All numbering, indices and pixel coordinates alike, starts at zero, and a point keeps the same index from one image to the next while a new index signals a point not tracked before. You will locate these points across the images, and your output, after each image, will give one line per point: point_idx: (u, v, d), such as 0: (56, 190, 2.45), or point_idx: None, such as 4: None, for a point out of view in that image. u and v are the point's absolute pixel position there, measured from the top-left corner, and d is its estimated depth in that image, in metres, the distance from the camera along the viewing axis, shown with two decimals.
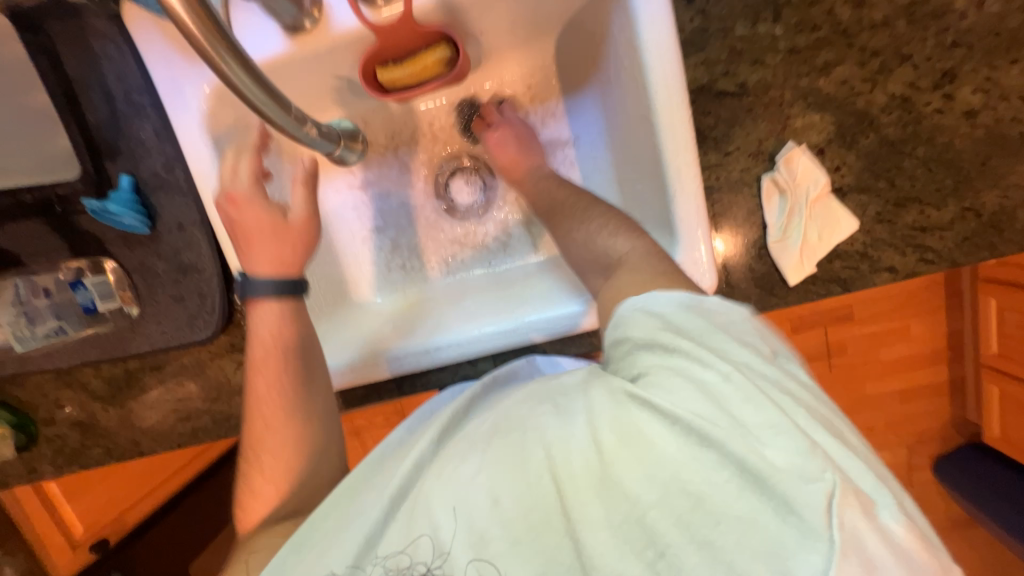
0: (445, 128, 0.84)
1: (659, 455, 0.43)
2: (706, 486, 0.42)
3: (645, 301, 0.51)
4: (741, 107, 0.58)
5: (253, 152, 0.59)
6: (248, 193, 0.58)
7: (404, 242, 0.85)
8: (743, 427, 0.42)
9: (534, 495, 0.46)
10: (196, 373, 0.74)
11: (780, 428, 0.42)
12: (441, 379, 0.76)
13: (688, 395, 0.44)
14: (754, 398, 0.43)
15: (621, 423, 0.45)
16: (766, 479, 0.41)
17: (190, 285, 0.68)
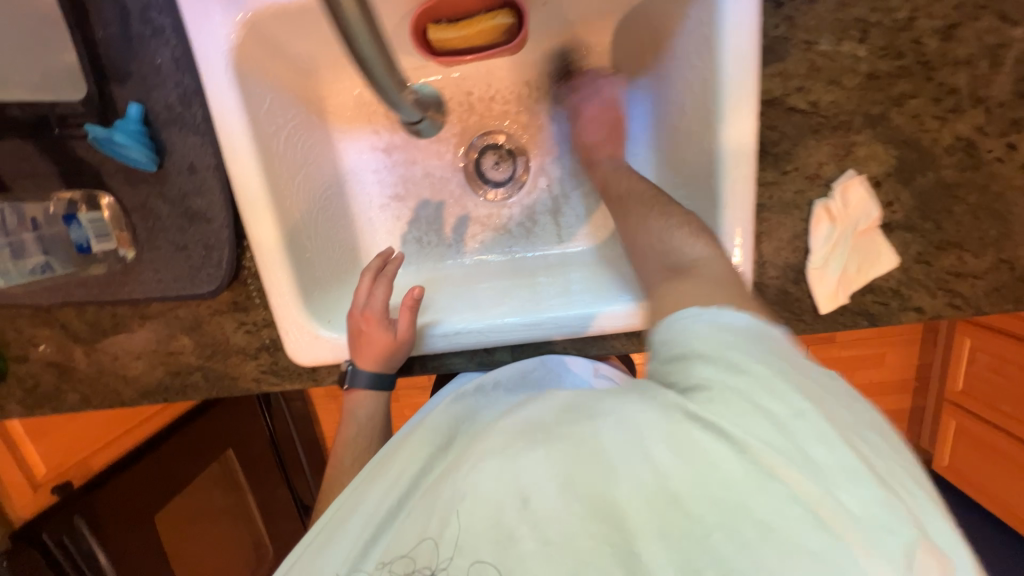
0: (482, 99, 0.78)
1: (716, 480, 0.35)
2: (773, 523, 0.34)
3: (703, 312, 0.43)
4: (809, 127, 0.56)
5: (388, 279, 0.65)
6: (377, 317, 0.64)
7: (423, 214, 0.81)
8: (818, 464, 0.34)
9: (561, 502, 0.38)
10: (190, 328, 0.69)
11: (858, 472, 0.34)
12: (452, 364, 0.72)
13: (758, 420, 0.36)
14: (831, 435, 0.35)
15: (685, 446, 0.37)
16: (838, 525, 0.33)
17: (195, 234, 0.63)
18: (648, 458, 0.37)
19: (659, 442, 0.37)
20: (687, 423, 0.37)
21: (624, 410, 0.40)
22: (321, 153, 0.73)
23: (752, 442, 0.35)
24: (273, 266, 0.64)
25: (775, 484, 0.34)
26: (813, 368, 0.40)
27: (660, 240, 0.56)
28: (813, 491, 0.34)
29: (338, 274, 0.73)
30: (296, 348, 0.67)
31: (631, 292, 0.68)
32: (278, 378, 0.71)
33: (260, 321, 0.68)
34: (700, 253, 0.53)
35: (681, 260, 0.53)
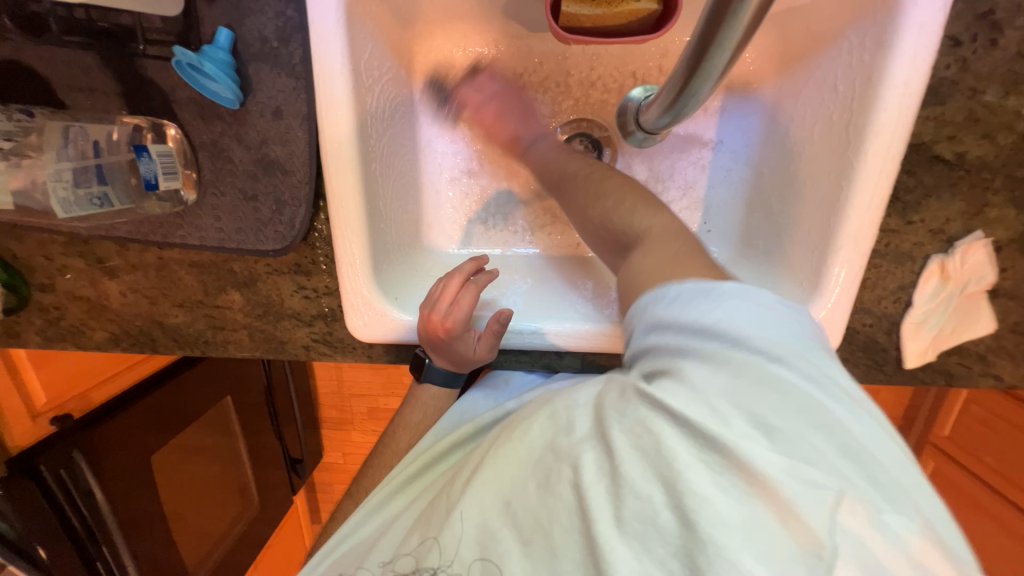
0: (581, 83, 0.72)
1: (657, 458, 0.35)
2: (711, 494, 0.33)
3: (670, 286, 0.42)
4: (947, 179, 0.54)
5: (478, 288, 0.60)
6: (459, 327, 0.58)
7: (494, 196, 0.74)
8: (750, 433, 0.33)
9: (535, 495, 0.41)
10: (243, 284, 0.64)
11: (790, 439, 0.33)
12: (515, 364, 0.66)
13: (689, 396, 0.35)
14: (761, 400, 0.34)
15: (636, 432, 0.36)
16: (769, 490, 0.32)
17: (268, 185, 0.58)
18: (606, 446, 0.38)
19: (614, 424, 0.38)
20: (637, 401, 0.37)
21: (586, 403, 0.41)
22: (403, 113, 0.67)
23: (684, 414, 0.35)
24: (348, 232, 0.59)
25: (709, 458, 0.34)
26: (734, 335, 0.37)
27: (605, 220, 0.54)
28: (744, 457, 0.33)
29: (403, 248, 0.68)
30: (357, 323, 0.62)
31: (597, 314, 0.62)
32: (330, 350, 0.66)
33: (321, 288, 0.63)
34: (647, 224, 0.51)
35: (633, 234, 0.51)
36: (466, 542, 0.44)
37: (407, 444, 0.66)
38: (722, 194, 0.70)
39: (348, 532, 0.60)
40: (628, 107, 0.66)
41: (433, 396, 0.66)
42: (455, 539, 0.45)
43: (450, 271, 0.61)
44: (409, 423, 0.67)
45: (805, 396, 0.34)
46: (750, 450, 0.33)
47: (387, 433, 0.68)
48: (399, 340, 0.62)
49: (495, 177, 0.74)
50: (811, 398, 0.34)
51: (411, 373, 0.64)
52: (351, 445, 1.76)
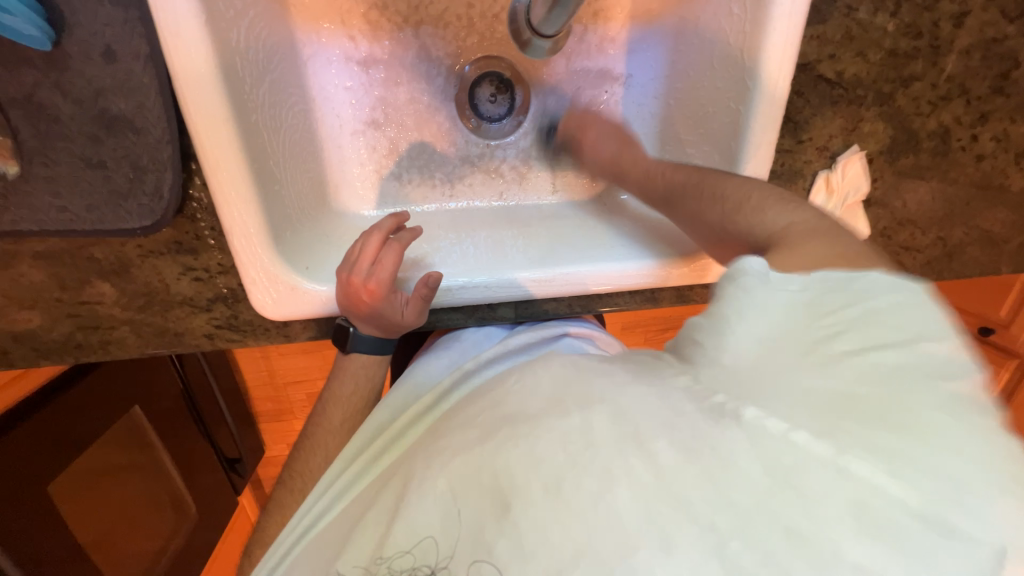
0: (484, 15, 0.66)
1: (733, 481, 0.31)
2: (806, 527, 0.29)
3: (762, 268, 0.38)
4: (830, 97, 0.58)
5: (400, 246, 0.55)
6: (384, 288, 0.54)
7: (405, 148, 0.68)
8: (861, 457, 0.29)
9: (539, 486, 0.36)
10: (112, 272, 0.54)
11: (908, 458, 0.29)
12: (448, 321, 0.63)
13: (788, 408, 0.32)
14: (874, 413, 0.30)
15: (713, 452, 0.32)
16: (875, 522, 0.29)
17: (117, 148, 0.48)
18: (644, 451, 0.34)
19: (659, 436, 0.34)
20: (695, 414, 0.34)
21: (612, 400, 0.37)
22: (282, 56, 0.58)
23: (781, 430, 0.31)
24: (234, 198, 0.51)
25: (800, 484, 0.30)
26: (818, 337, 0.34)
27: (736, 218, 0.48)
28: (855, 482, 0.29)
29: (308, 213, 0.61)
30: (264, 301, 0.55)
31: (649, 250, 0.61)
32: (239, 335, 0.59)
33: (214, 267, 0.55)
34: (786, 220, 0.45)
35: (763, 233, 0.46)
36: (463, 540, 0.38)
37: (338, 422, 0.60)
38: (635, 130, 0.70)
39: (304, 525, 0.51)
40: (519, 13, 0.65)
41: (363, 364, 0.60)
42: (451, 533, 0.39)
43: (367, 229, 0.55)
44: (334, 399, 0.61)
45: (921, 412, 0.30)
46: (860, 469, 0.29)
47: (317, 410, 0.62)
48: (315, 314, 0.57)
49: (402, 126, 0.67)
50: (933, 412, 0.30)
51: (337, 347, 0.59)
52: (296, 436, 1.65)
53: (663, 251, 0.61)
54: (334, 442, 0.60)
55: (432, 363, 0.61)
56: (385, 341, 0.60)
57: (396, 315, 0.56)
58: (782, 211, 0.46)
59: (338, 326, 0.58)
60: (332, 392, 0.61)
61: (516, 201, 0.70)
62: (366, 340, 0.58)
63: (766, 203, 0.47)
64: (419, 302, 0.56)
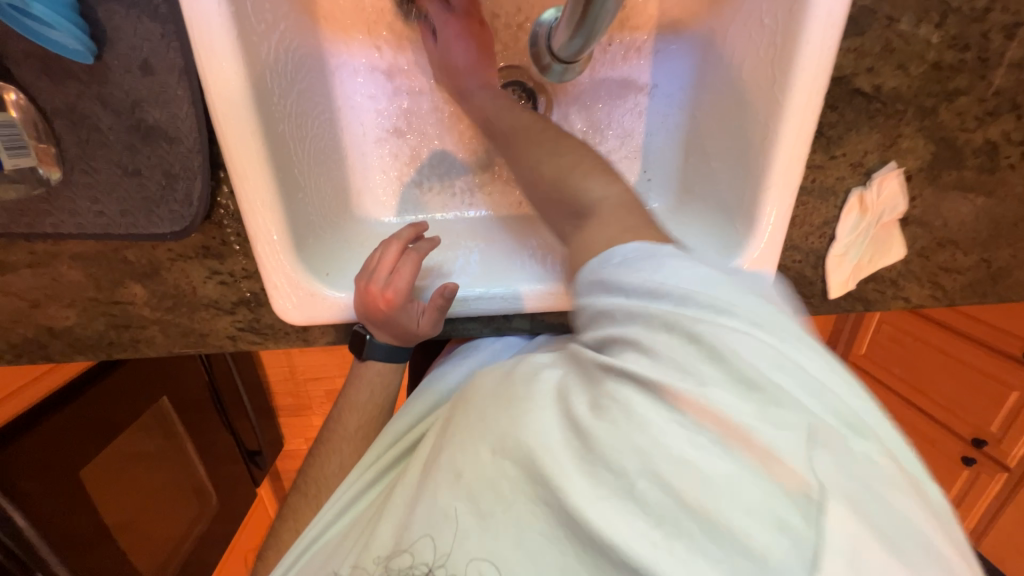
0: (508, 25, 0.66)
1: (635, 428, 0.32)
2: (691, 455, 0.31)
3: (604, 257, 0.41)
4: (866, 112, 0.55)
5: (419, 256, 0.55)
6: (401, 298, 0.54)
7: (426, 156, 0.69)
8: (722, 388, 0.32)
9: (491, 469, 0.37)
10: (143, 274, 0.56)
11: (773, 395, 0.31)
12: (465, 331, 0.63)
13: (653, 356, 0.34)
14: (723, 352, 0.32)
15: (609, 407, 0.34)
16: (749, 442, 0.30)
17: (151, 157, 0.50)
18: (568, 415, 0.35)
19: (578, 396, 0.36)
20: (601, 373, 0.36)
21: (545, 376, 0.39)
22: (309, 66, 0.59)
23: (654, 375, 0.33)
24: (258, 205, 0.52)
25: (681, 411, 0.32)
26: (662, 289, 0.36)
27: (558, 188, 0.51)
28: (718, 409, 0.31)
29: (329, 219, 0.62)
30: (285, 306, 0.56)
31: None
32: (259, 338, 0.60)
33: (239, 271, 0.57)
34: (601, 193, 0.48)
35: (583, 204, 0.49)
36: (442, 530, 0.37)
37: (354, 428, 0.61)
38: (659, 141, 0.69)
39: (319, 529, 0.53)
40: (540, 34, 0.64)
41: (378, 372, 0.61)
42: (451, 530, 0.37)
43: (388, 239, 0.56)
44: (350, 405, 0.62)
45: (793, 358, 0.32)
46: (720, 397, 0.31)
47: (333, 416, 0.63)
48: (333, 320, 0.57)
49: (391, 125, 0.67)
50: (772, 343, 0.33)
51: (355, 354, 0.60)
52: (314, 431, 1.68)
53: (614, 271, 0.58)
54: (349, 448, 0.60)
55: (451, 367, 0.61)
56: (401, 349, 0.60)
57: (413, 323, 0.57)
58: (595, 182, 0.49)
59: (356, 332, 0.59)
60: (349, 397, 0.62)
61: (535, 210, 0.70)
62: (383, 347, 0.59)
63: (584, 173, 0.50)
64: (437, 311, 0.56)
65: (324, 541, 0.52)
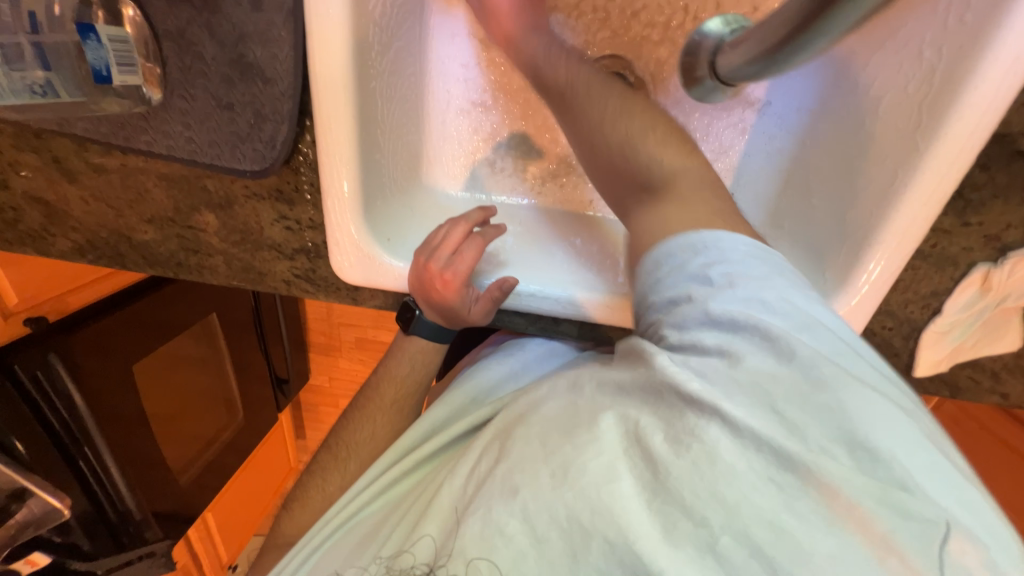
0: (622, 10, 0.61)
1: (718, 476, 0.30)
2: (790, 521, 0.28)
3: (701, 247, 0.36)
4: (1022, 180, 0.48)
5: (483, 242, 0.54)
6: (459, 281, 0.53)
7: (506, 137, 0.66)
8: (826, 452, 0.28)
9: (551, 490, 0.35)
10: (218, 206, 0.58)
11: (895, 479, 0.28)
12: (510, 323, 0.62)
13: (754, 396, 0.30)
14: (830, 408, 0.29)
15: (694, 445, 0.31)
16: (850, 513, 0.28)
17: (245, 94, 0.51)
18: (642, 448, 0.33)
19: (652, 429, 0.33)
20: (679, 404, 0.32)
21: (618, 401, 0.36)
22: (411, 23, 0.57)
23: (756, 427, 0.29)
24: (338, 160, 0.51)
25: (783, 475, 0.29)
26: (767, 308, 0.32)
27: (624, 146, 0.45)
28: (827, 479, 0.28)
29: (400, 184, 0.61)
30: (343, 264, 0.56)
31: None
32: (312, 288, 0.61)
33: (305, 221, 0.57)
34: (675, 164, 0.43)
35: (655, 175, 0.43)
36: (497, 544, 0.37)
37: (389, 399, 0.62)
38: (760, 165, 0.63)
39: (352, 508, 0.55)
40: (702, 45, 0.57)
41: (422, 349, 0.61)
42: (480, 528, 0.38)
43: (455, 218, 0.55)
44: (386, 376, 0.62)
45: (913, 438, 0.29)
46: (831, 469, 0.28)
47: (373, 382, 0.64)
48: (385, 287, 0.57)
49: (477, 128, 0.65)
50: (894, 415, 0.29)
51: (399, 324, 0.60)
52: (338, 373, 1.75)
53: None
54: (381, 417, 0.62)
55: (493, 367, 0.59)
56: (445, 331, 0.60)
57: (463, 306, 0.55)
58: (669, 150, 0.44)
59: (405, 304, 0.59)
60: (386, 367, 0.63)
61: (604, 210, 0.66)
62: (429, 325, 0.58)
63: (657, 139, 0.44)
64: (490, 300, 0.54)
65: (358, 520, 0.55)
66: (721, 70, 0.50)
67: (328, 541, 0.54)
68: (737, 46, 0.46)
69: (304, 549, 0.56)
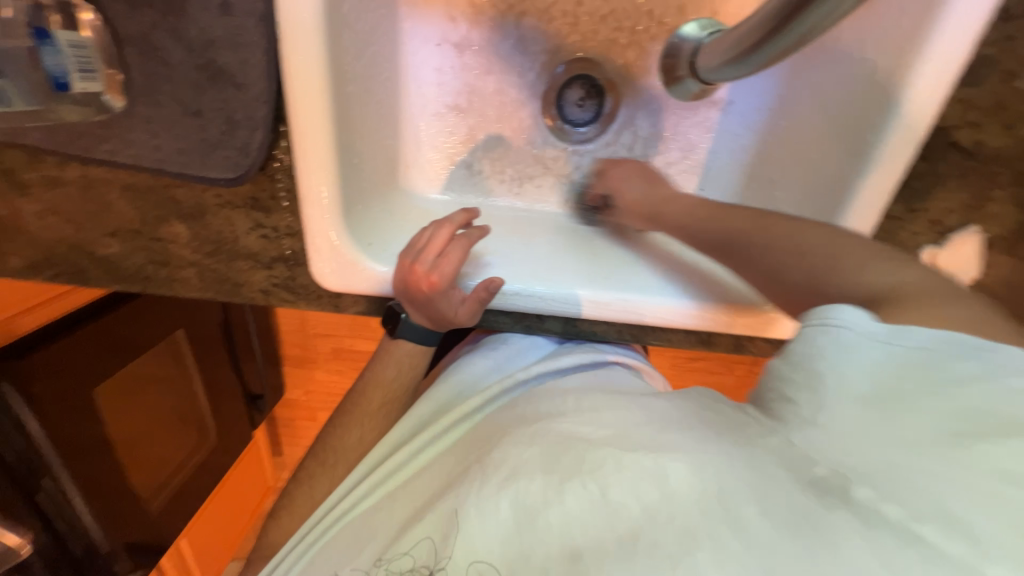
0: (591, 15, 0.63)
1: (793, 518, 0.33)
2: (876, 572, 0.29)
3: (834, 314, 0.36)
4: (958, 168, 0.52)
5: (469, 243, 0.54)
6: (445, 282, 0.53)
7: (483, 139, 0.66)
8: (915, 510, 0.30)
9: (591, 506, 0.39)
10: (189, 215, 0.56)
11: (992, 543, 0.27)
12: (494, 323, 0.61)
13: (857, 457, 0.32)
14: (930, 471, 0.30)
15: (780, 493, 0.34)
16: (941, 573, 0.28)
17: (216, 99, 0.50)
18: (713, 488, 0.36)
19: (726, 473, 0.36)
20: (769, 459, 0.36)
21: (677, 442, 0.40)
22: (384, 28, 0.57)
23: (840, 476, 0.33)
24: (315, 166, 0.51)
25: (864, 524, 0.31)
26: (892, 376, 0.33)
27: (828, 274, 0.42)
28: (915, 535, 0.29)
29: (379, 188, 0.61)
30: (324, 270, 0.55)
31: (689, 290, 0.57)
32: (292, 297, 0.59)
33: (283, 227, 0.56)
34: (897, 280, 0.38)
35: (863, 289, 0.39)
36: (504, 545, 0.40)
37: (375, 404, 0.61)
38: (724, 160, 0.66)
39: (342, 511, 0.55)
40: (680, 46, 0.61)
41: (406, 352, 0.61)
42: (486, 533, 0.41)
43: (438, 221, 0.55)
44: (371, 381, 0.62)
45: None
46: (921, 527, 0.29)
47: (357, 388, 0.63)
48: (367, 291, 0.56)
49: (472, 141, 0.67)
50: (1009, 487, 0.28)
51: (385, 328, 0.59)
52: (314, 385, 1.70)
53: (703, 293, 0.57)
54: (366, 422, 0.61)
55: (480, 363, 0.61)
56: (431, 333, 0.60)
57: (449, 307, 0.55)
58: (879, 266, 0.40)
59: (388, 308, 0.58)
60: (371, 372, 0.62)
61: (580, 209, 0.68)
62: (414, 328, 0.58)
63: (862, 260, 0.40)
64: (478, 301, 0.55)
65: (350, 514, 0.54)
66: (702, 70, 0.53)
67: (316, 549, 0.53)
68: (720, 45, 0.48)
69: (288, 557, 0.54)
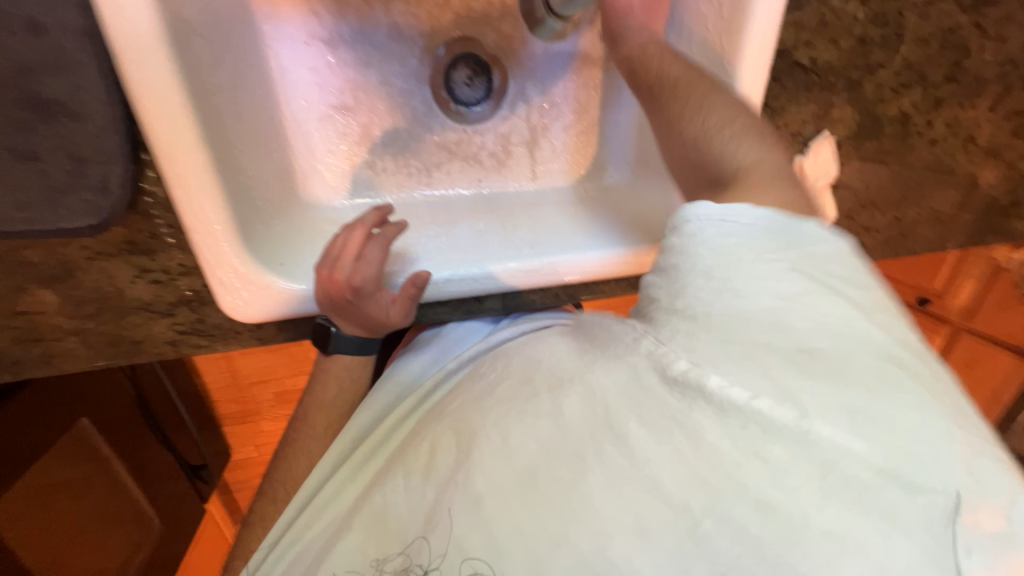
0: None
1: (693, 450, 0.33)
2: (759, 481, 0.32)
3: (702, 219, 0.38)
4: (804, 84, 0.60)
5: (386, 241, 0.52)
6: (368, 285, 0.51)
7: (378, 134, 0.64)
8: (823, 418, 0.31)
9: (511, 477, 0.37)
10: (56, 278, 0.48)
11: (873, 423, 0.31)
12: (434, 316, 0.61)
13: (746, 369, 0.32)
14: (815, 369, 0.32)
15: (678, 423, 0.34)
16: (830, 468, 0.31)
17: (52, 137, 0.43)
18: (615, 432, 0.35)
19: (627, 417, 0.35)
20: (662, 386, 0.35)
21: (583, 381, 0.38)
22: (236, 32, 0.52)
23: (733, 398, 0.32)
24: (196, 192, 0.46)
25: (768, 445, 0.32)
26: (772, 283, 0.34)
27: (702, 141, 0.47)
28: (820, 441, 0.31)
29: (275, 204, 0.57)
30: (234, 302, 0.50)
31: (618, 237, 0.60)
32: (206, 341, 0.54)
33: (175, 268, 0.50)
34: (750, 156, 0.45)
35: (725, 168, 0.45)
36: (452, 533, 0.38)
37: (324, 426, 0.58)
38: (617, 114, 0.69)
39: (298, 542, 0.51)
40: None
41: (346, 366, 0.58)
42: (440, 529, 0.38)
43: (351, 223, 0.52)
44: (316, 404, 0.59)
45: (902, 404, 0.31)
46: (826, 432, 0.31)
47: (301, 416, 0.59)
48: (291, 314, 0.53)
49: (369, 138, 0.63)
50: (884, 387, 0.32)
51: (317, 348, 0.56)
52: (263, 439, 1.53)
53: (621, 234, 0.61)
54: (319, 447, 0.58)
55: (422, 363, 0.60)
56: (368, 340, 0.57)
57: (381, 309, 0.54)
58: (745, 145, 0.46)
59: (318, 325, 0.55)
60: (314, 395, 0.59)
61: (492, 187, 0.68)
62: (349, 339, 0.55)
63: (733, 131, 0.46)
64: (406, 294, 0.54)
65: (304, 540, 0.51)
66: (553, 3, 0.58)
67: None
68: None
69: None
